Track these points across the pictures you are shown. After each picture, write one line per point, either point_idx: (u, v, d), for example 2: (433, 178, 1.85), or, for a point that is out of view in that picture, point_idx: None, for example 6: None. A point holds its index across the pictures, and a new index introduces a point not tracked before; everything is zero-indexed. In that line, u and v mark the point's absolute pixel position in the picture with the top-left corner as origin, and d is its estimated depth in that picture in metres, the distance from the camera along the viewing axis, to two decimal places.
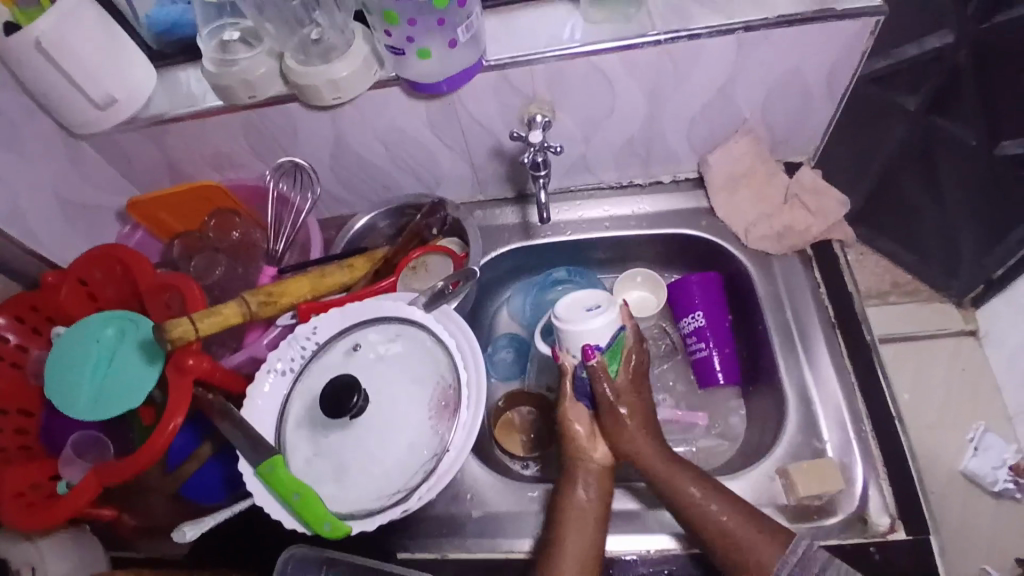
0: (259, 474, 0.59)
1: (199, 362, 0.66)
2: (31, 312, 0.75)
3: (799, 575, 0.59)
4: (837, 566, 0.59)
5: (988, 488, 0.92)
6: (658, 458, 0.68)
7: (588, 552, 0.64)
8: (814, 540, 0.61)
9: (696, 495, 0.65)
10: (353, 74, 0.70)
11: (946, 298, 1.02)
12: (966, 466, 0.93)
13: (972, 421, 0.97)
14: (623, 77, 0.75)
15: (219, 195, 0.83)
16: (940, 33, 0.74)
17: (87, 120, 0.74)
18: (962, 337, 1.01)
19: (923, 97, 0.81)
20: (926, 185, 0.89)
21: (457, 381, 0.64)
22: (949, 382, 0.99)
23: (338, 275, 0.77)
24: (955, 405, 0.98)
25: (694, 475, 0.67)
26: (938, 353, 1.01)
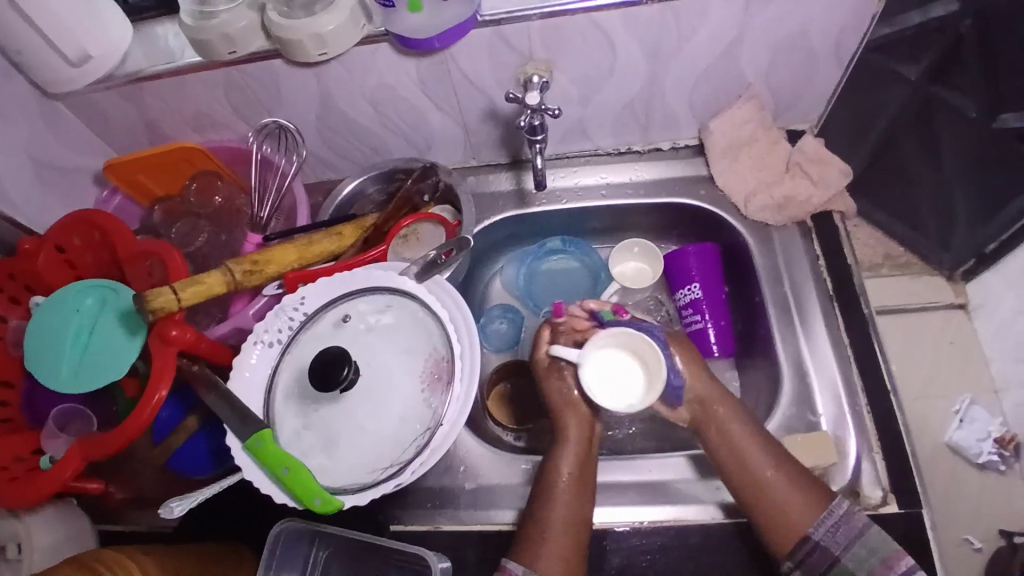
0: (247, 448, 0.57)
1: (183, 333, 0.64)
2: (9, 280, 0.72)
3: (830, 538, 0.60)
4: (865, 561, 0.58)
5: (972, 460, 0.93)
6: (713, 400, 0.69)
7: (575, 529, 0.63)
8: (832, 536, 0.60)
9: (756, 449, 0.66)
10: (339, 28, 0.66)
11: (936, 271, 0.99)
12: (951, 438, 0.94)
13: (959, 393, 0.97)
14: (623, 36, 0.71)
15: (201, 159, 0.79)
16: (944, 2, 0.68)
17: (61, 78, 0.70)
18: (951, 310, 0.99)
19: (924, 66, 0.74)
20: (925, 154, 0.82)
21: (450, 353, 0.62)
22: (939, 358, 0.99)
23: (326, 243, 0.74)
24: (943, 381, 0.98)
25: (754, 433, 0.67)
26: (928, 326, 1.00)
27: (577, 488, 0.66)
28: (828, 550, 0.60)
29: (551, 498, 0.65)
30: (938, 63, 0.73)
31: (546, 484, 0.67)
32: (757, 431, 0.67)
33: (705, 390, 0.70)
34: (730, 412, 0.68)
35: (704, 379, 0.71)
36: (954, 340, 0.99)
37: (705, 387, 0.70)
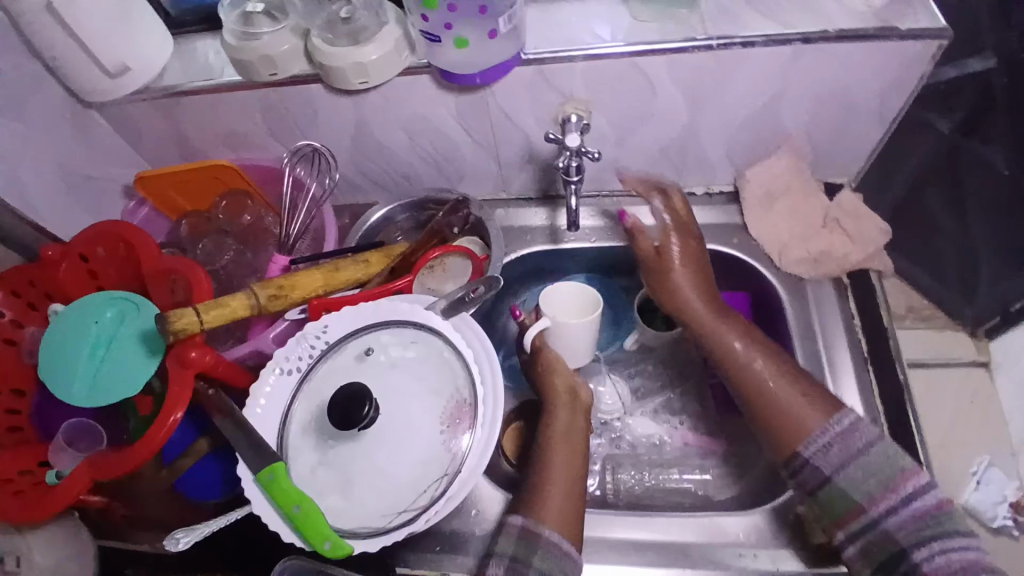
0: (259, 481, 0.56)
1: (202, 355, 0.62)
2: (28, 287, 0.71)
3: (821, 458, 0.62)
4: (861, 482, 0.59)
5: (988, 524, 0.88)
6: (714, 320, 0.74)
7: (573, 486, 0.64)
8: (825, 455, 0.61)
9: (755, 359, 0.69)
10: (382, 58, 0.66)
11: (959, 325, 0.99)
12: (967, 499, 0.88)
13: (975, 452, 0.92)
14: (666, 81, 0.70)
15: (232, 176, 0.79)
16: (982, 56, 0.77)
17: (97, 87, 0.70)
18: (973, 367, 0.97)
19: (956, 121, 0.83)
20: (953, 210, 0.89)
21: (473, 396, 0.60)
22: (960, 414, 0.95)
23: (352, 270, 0.73)
24: (963, 438, 0.93)
25: (747, 340, 0.71)
26: (947, 379, 0.97)
27: (571, 448, 0.67)
28: (819, 469, 0.62)
29: (546, 458, 0.66)
30: (971, 118, 0.81)
31: (541, 448, 0.68)
32: (750, 342, 0.71)
33: (689, 296, 0.76)
34: (722, 325, 0.73)
35: (699, 303, 0.76)
36: (974, 399, 0.96)
37: (701, 309, 0.75)
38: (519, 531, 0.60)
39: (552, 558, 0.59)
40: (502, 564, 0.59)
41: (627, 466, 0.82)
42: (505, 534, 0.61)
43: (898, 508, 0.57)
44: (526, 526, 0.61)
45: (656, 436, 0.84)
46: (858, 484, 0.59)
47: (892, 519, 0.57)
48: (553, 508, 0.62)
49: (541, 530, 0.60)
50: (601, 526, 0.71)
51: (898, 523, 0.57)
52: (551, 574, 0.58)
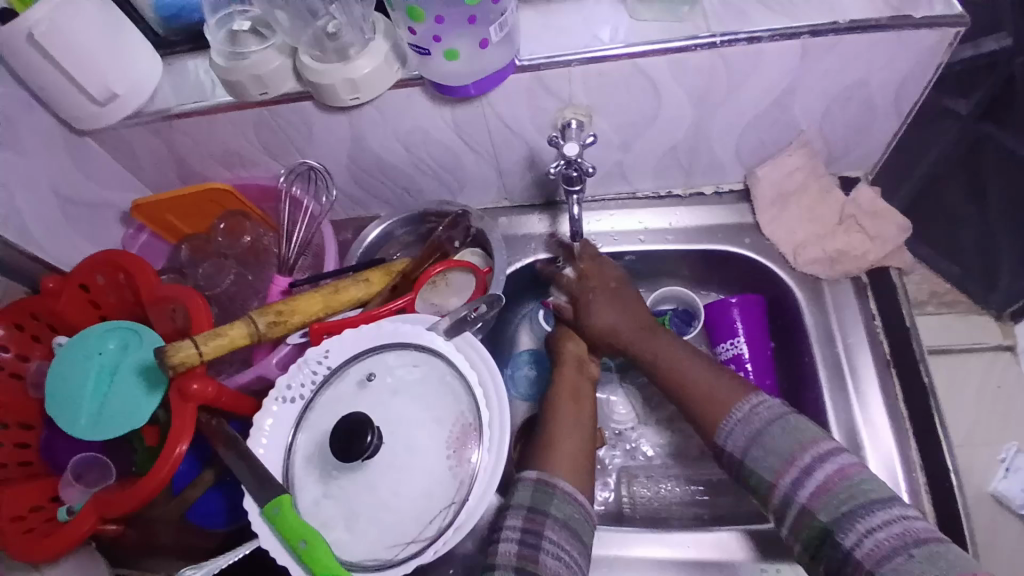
0: (265, 515, 0.55)
1: (203, 387, 0.62)
2: (30, 320, 0.71)
3: (734, 433, 0.63)
4: (764, 460, 0.60)
5: (1015, 511, 0.92)
6: (639, 334, 0.75)
7: (581, 445, 0.68)
8: (735, 434, 0.63)
9: (692, 362, 0.71)
10: (374, 72, 0.64)
11: (984, 310, 1.01)
12: (996, 488, 0.93)
13: (1004, 441, 0.96)
14: (669, 82, 0.67)
15: (229, 198, 0.78)
16: (999, 35, 0.78)
17: (88, 115, 0.69)
18: (998, 352, 1.00)
19: (975, 101, 0.83)
20: (973, 196, 0.91)
21: (478, 420, 0.59)
22: (984, 401, 0.98)
23: (353, 289, 0.71)
24: (990, 428, 0.97)
25: (686, 349, 0.73)
26: (973, 369, 1.00)
27: (579, 409, 0.72)
28: (735, 448, 0.63)
29: (555, 422, 0.71)
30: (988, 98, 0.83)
31: (551, 412, 0.72)
32: (690, 350, 0.73)
33: (614, 321, 0.76)
34: (657, 333, 0.74)
35: (617, 314, 0.76)
36: (1000, 385, 0.99)
37: (622, 319, 0.75)
38: (533, 482, 0.64)
39: (568, 506, 0.62)
40: (520, 513, 0.62)
41: (642, 479, 0.81)
42: (521, 487, 0.65)
43: (801, 480, 0.57)
44: (541, 478, 0.64)
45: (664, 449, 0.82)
46: (763, 460, 0.60)
47: (801, 490, 0.57)
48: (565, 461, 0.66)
49: (555, 481, 0.64)
50: (618, 543, 0.70)
51: (810, 494, 0.56)
52: (569, 521, 0.61)
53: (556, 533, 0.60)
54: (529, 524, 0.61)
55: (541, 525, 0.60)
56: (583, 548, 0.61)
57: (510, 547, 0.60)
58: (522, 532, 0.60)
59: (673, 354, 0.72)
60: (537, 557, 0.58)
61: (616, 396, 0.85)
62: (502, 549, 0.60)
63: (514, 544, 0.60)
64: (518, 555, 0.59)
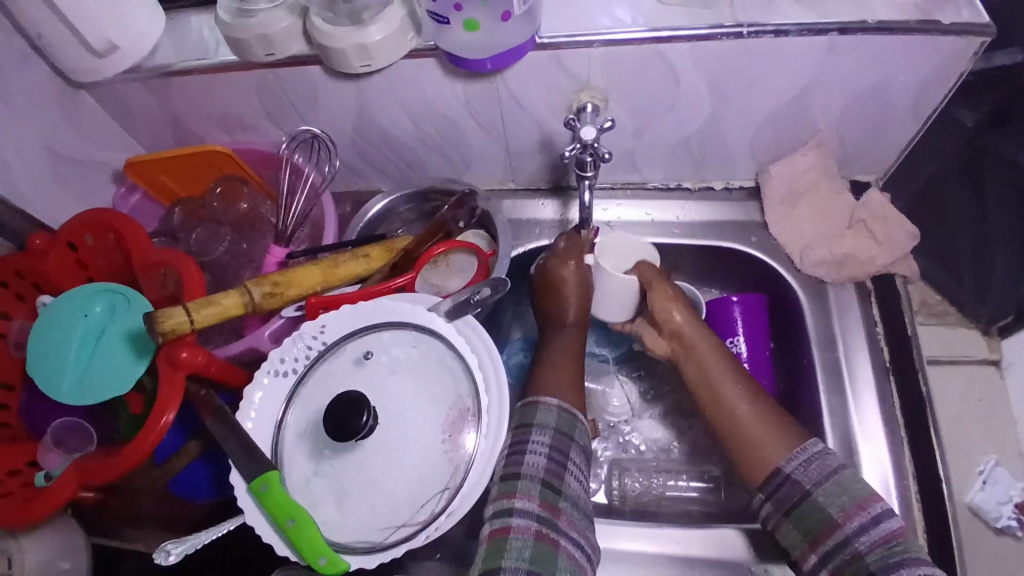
0: (251, 490, 0.53)
1: (193, 356, 0.59)
2: (15, 277, 0.68)
3: (801, 472, 0.60)
4: (837, 497, 0.57)
5: (991, 523, 0.92)
6: (699, 335, 0.72)
7: (592, 380, 0.69)
8: (805, 470, 0.60)
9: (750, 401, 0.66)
10: (388, 39, 0.61)
11: (973, 324, 1.01)
12: (972, 499, 0.94)
13: (983, 453, 0.96)
14: (690, 71, 0.65)
15: (227, 163, 0.75)
16: (1013, 48, 0.79)
17: (85, 67, 0.66)
18: (985, 365, 1.00)
19: (982, 113, 0.86)
20: (975, 205, 0.91)
21: (477, 405, 0.57)
22: (968, 412, 0.99)
23: (352, 264, 0.69)
24: (973, 438, 0.97)
25: (740, 374, 0.69)
26: (959, 380, 1.00)
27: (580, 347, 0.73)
28: (798, 483, 0.60)
29: (561, 358, 0.71)
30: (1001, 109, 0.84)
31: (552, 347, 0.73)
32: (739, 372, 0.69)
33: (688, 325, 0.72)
34: (713, 347, 0.71)
35: (686, 318, 0.72)
36: (987, 397, 0.99)
37: (687, 322, 0.72)
38: (557, 409, 0.64)
39: (583, 436, 0.65)
40: (549, 431, 0.62)
41: (634, 472, 0.80)
42: (541, 409, 0.64)
43: (868, 527, 0.55)
44: (563, 406, 0.65)
45: (657, 443, 0.82)
46: (832, 499, 0.57)
47: (863, 538, 0.55)
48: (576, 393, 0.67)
49: (574, 412, 0.65)
50: (607, 535, 0.70)
51: (869, 542, 0.54)
52: (588, 448, 0.64)
53: (578, 459, 0.63)
54: (558, 444, 0.62)
55: (567, 447, 0.62)
56: (592, 476, 0.64)
57: (537, 458, 0.61)
58: (552, 450, 0.61)
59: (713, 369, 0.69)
60: (564, 477, 0.60)
61: (611, 387, 0.84)
62: (528, 460, 0.60)
63: (543, 457, 0.61)
64: (545, 468, 0.60)
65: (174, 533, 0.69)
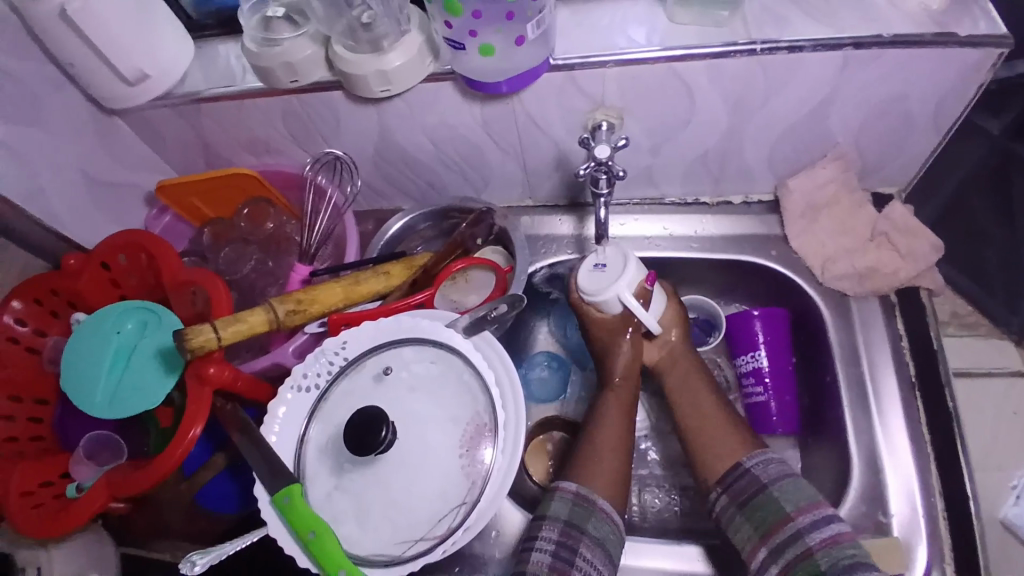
0: (275, 503, 0.55)
1: (220, 372, 0.61)
2: (51, 296, 0.72)
3: (760, 468, 0.64)
4: (790, 495, 0.60)
5: None
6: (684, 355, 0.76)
7: (622, 459, 0.69)
8: (763, 467, 0.64)
9: (721, 419, 0.70)
10: (406, 65, 0.63)
11: (1003, 334, 0.98)
12: (1007, 515, 0.90)
13: (1019, 469, 0.93)
14: (704, 86, 0.66)
15: (254, 185, 0.78)
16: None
17: (118, 95, 0.69)
18: (1017, 377, 0.97)
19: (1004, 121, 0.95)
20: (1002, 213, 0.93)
21: (493, 421, 0.58)
22: (1002, 427, 0.96)
23: (374, 282, 0.71)
24: (1005, 455, 0.94)
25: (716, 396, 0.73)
26: (993, 393, 0.98)
27: (628, 416, 0.72)
28: (756, 478, 0.63)
29: (599, 429, 0.71)
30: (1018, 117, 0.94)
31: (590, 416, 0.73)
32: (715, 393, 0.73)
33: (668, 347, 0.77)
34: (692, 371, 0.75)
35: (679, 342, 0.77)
36: (1019, 413, 0.96)
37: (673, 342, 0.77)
38: (570, 497, 0.65)
39: (604, 526, 0.64)
40: (557, 526, 0.63)
41: (654, 488, 0.80)
42: (557, 498, 0.66)
43: (819, 525, 0.58)
44: (580, 492, 0.65)
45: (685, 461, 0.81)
46: (790, 495, 0.60)
47: (813, 535, 0.57)
48: (607, 474, 0.67)
49: (595, 497, 0.65)
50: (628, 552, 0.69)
51: (819, 541, 0.57)
52: (603, 539, 0.63)
53: (591, 552, 0.61)
54: (564, 538, 0.62)
55: (578, 541, 0.62)
56: (614, 569, 0.62)
57: (542, 557, 0.61)
58: (557, 545, 0.61)
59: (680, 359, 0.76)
60: (569, 573, 0.60)
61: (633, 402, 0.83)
62: (535, 558, 0.61)
63: (547, 555, 0.61)
64: (549, 566, 0.60)
65: (201, 544, 0.71)
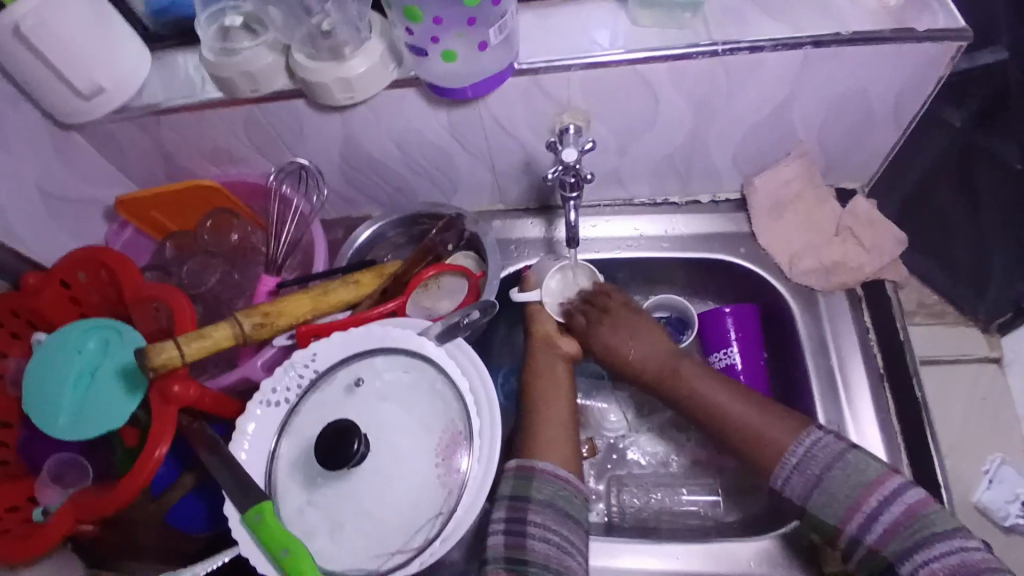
0: (246, 522, 0.53)
1: (185, 390, 0.60)
2: (11, 316, 0.69)
3: (792, 483, 0.63)
4: (828, 506, 0.60)
5: (999, 522, 0.91)
6: (673, 355, 0.73)
7: (564, 428, 0.69)
8: (791, 485, 0.63)
9: (745, 408, 0.68)
10: (369, 72, 0.62)
11: (971, 322, 1.02)
12: (980, 498, 0.93)
13: (989, 452, 0.96)
14: (669, 88, 0.66)
15: (218, 196, 0.76)
16: (993, 49, 0.82)
17: (73, 108, 0.67)
18: (985, 363, 1.00)
19: (967, 111, 0.89)
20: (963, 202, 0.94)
21: (468, 428, 0.57)
22: (969, 412, 0.99)
23: (343, 291, 0.70)
24: (974, 439, 0.97)
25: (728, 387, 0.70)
26: (961, 380, 1.00)
27: (557, 388, 0.73)
28: (792, 496, 0.63)
29: (535, 405, 0.72)
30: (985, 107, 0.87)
31: (530, 392, 0.74)
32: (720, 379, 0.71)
33: (652, 351, 0.74)
34: (690, 364, 0.72)
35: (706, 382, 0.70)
36: (986, 397, 0.99)
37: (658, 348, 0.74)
38: (514, 474, 0.65)
39: (549, 486, 0.64)
40: (503, 506, 0.63)
41: (631, 488, 0.79)
42: (504, 479, 0.66)
43: (872, 523, 0.59)
44: (521, 465, 0.65)
45: (672, 460, 0.81)
46: (827, 508, 0.61)
47: (872, 533, 0.59)
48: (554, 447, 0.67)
49: (536, 465, 0.65)
50: (609, 553, 0.69)
51: (879, 536, 0.58)
52: (552, 501, 0.63)
53: (541, 517, 0.61)
54: (512, 515, 0.62)
55: (526, 511, 0.62)
56: (574, 527, 0.62)
57: (498, 538, 0.62)
58: (507, 522, 0.62)
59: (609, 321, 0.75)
60: (526, 545, 0.60)
61: (608, 403, 0.84)
62: (491, 541, 0.62)
63: (501, 534, 0.62)
64: (506, 544, 0.61)
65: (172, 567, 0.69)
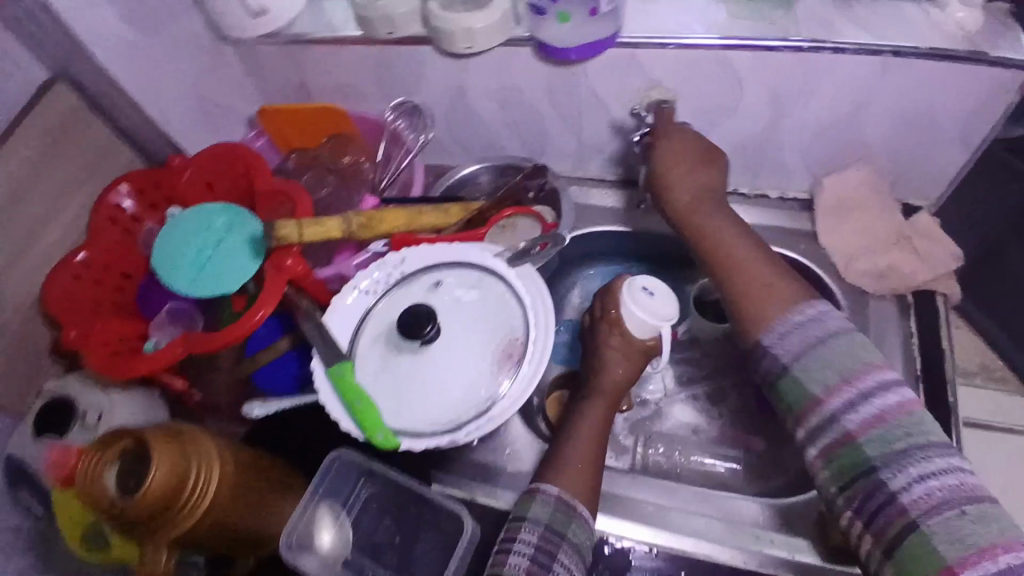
0: (329, 373, 0.63)
1: (296, 264, 0.71)
2: (154, 188, 0.83)
3: (779, 346, 0.60)
4: (816, 373, 0.56)
5: None
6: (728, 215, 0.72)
7: (592, 459, 0.66)
8: (783, 345, 0.59)
9: (759, 268, 0.66)
10: (487, 28, 0.72)
11: None
12: None
13: None
14: (752, 75, 0.73)
15: (340, 121, 0.88)
16: None
17: (236, 25, 0.79)
18: None
19: None
20: None
21: (525, 335, 0.65)
22: None
23: (434, 215, 0.79)
24: None
25: (756, 248, 0.69)
26: None
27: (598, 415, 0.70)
28: (776, 358, 0.60)
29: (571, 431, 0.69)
30: None
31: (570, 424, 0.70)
32: (756, 245, 0.69)
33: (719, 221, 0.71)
34: (735, 229, 0.71)
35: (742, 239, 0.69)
36: None
37: (719, 218, 0.72)
38: (552, 501, 0.62)
39: (584, 532, 0.62)
40: (538, 529, 0.61)
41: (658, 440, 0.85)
42: (538, 501, 0.63)
43: (855, 406, 0.54)
44: (562, 497, 0.63)
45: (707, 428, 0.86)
46: (815, 377, 0.56)
47: (850, 416, 0.54)
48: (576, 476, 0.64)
49: (573, 502, 0.63)
50: (631, 485, 0.74)
51: (858, 422, 0.53)
52: (580, 546, 0.61)
53: (569, 558, 0.60)
54: (546, 542, 0.60)
55: (558, 546, 0.60)
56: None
57: (520, 559, 0.59)
58: (536, 548, 0.60)
59: (674, 155, 0.75)
60: None
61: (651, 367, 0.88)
62: (511, 562, 0.59)
63: (525, 558, 0.59)
64: (525, 571, 0.59)
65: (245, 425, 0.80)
